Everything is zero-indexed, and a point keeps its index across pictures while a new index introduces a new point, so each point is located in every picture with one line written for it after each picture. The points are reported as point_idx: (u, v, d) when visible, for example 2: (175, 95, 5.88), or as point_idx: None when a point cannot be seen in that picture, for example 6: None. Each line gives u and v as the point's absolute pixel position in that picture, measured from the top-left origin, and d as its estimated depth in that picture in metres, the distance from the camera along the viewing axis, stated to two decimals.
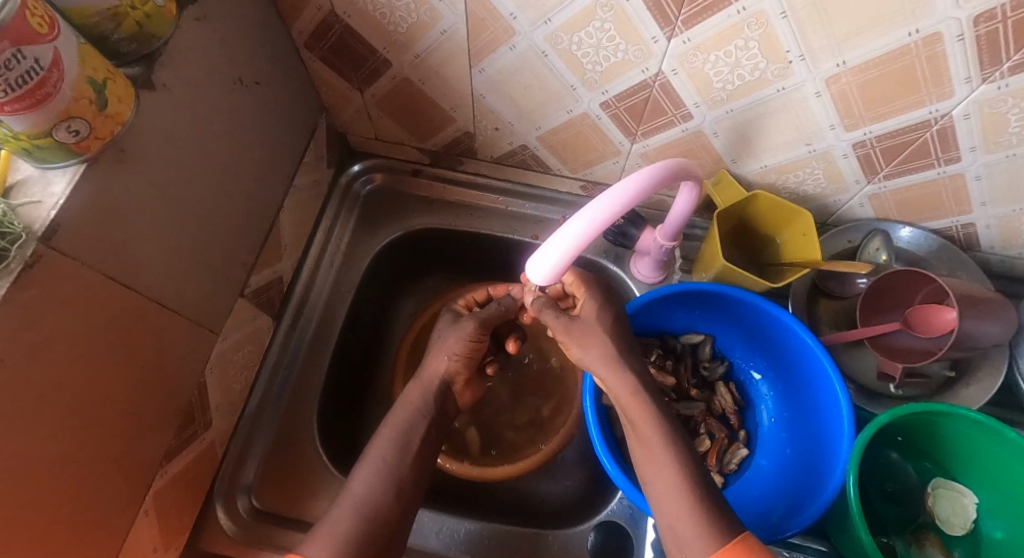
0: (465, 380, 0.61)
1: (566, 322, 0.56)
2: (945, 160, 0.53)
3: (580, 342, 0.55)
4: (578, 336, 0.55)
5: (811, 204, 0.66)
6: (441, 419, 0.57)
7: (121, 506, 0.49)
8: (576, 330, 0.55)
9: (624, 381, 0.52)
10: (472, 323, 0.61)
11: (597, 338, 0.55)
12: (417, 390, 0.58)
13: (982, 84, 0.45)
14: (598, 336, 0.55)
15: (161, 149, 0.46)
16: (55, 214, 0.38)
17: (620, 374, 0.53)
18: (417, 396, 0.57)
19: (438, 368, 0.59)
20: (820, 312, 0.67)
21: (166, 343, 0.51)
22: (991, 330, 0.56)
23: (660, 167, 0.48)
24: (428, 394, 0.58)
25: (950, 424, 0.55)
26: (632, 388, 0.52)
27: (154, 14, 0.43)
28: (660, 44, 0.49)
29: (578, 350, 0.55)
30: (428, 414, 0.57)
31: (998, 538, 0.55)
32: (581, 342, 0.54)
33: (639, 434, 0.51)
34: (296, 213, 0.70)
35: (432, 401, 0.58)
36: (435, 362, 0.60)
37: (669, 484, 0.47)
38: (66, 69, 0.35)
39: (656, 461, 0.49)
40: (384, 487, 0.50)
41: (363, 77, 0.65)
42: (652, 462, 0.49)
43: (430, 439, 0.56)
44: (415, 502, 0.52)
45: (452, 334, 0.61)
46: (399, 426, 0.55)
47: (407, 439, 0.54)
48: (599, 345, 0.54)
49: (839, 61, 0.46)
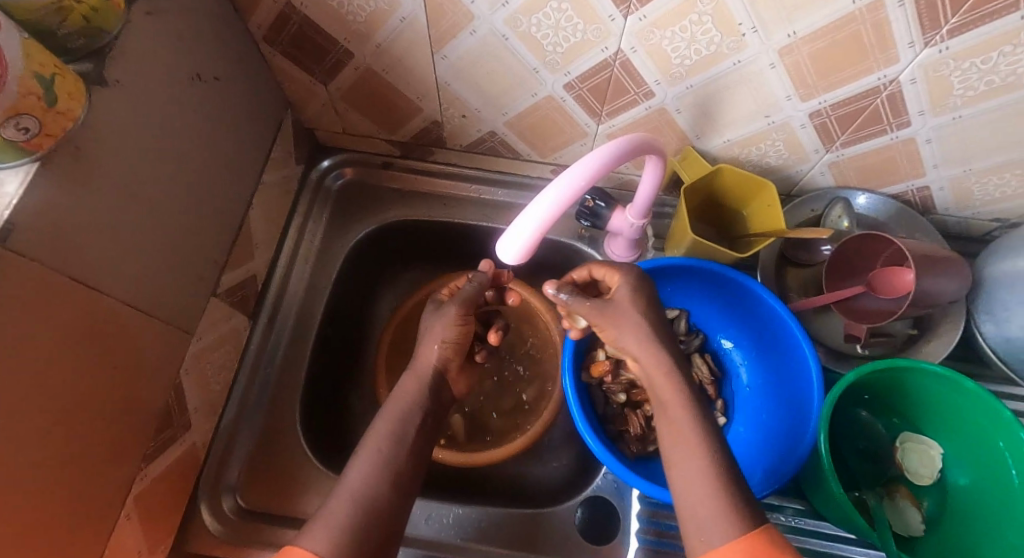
0: (456, 367, 0.63)
1: (599, 305, 0.55)
2: (897, 125, 0.55)
3: (618, 324, 0.53)
4: (613, 320, 0.54)
5: (775, 175, 0.67)
6: (433, 411, 0.58)
7: (100, 511, 0.49)
8: (610, 314, 0.54)
9: (661, 362, 0.51)
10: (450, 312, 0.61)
11: (630, 324, 0.53)
12: (411, 380, 0.59)
13: (925, 48, 0.46)
14: (632, 320, 0.53)
15: (120, 148, 0.46)
16: (10, 214, 0.37)
17: (655, 355, 0.52)
18: (412, 386, 0.58)
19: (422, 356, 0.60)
20: (788, 281, 0.69)
21: (138, 344, 0.50)
22: (948, 286, 0.58)
23: (622, 141, 0.48)
24: (427, 386, 0.59)
25: (914, 379, 0.57)
26: (666, 370, 0.51)
27: (101, 9, 0.42)
28: (617, 22, 0.50)
29: (614, 333, 0.54)
30: (420, 403, 0.57)
31: (963, 485, 0.58)
32: (616, 324, 0.53)
33: (667, 416, 0.49)
34: (267, 210, 0.70)
35: (428, 394, 0.58)
36: (426, 352, 0.61)
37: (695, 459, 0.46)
38: (9, 66, 0.34)
39: None
40: (379, 475, 0.50)
41: (325, 69, 0.64)
42: (668, 437, 0.48)
43: (425, 428, 0.57)
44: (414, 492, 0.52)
45: (437, 320, 0.62)
46: (390, 418, 0.55)
47: (403, 432, 0.54)
48: (635, 329, 0.53)
49: (789, 32, 0.47)
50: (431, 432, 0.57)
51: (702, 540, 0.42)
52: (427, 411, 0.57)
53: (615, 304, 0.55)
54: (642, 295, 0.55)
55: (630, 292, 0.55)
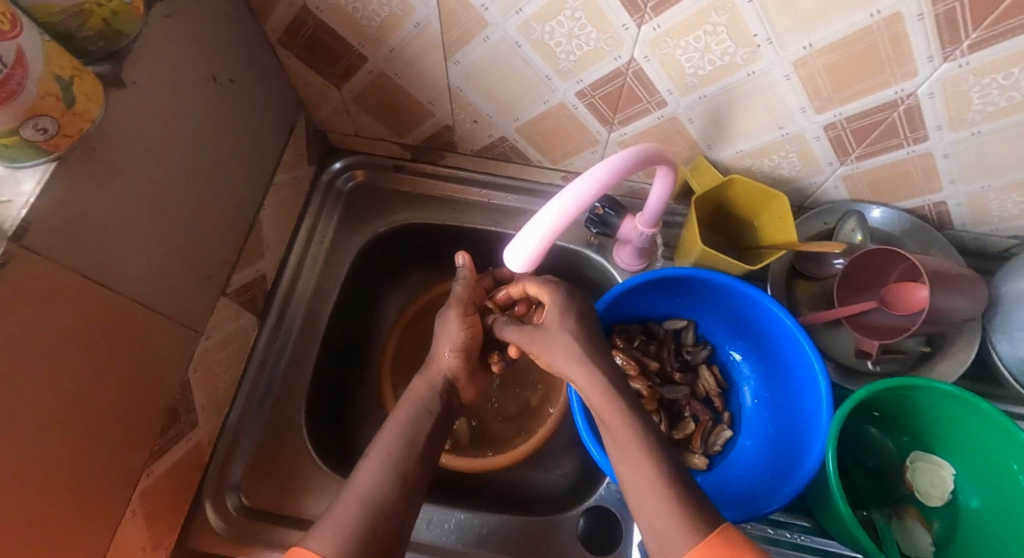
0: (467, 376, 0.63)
1: (530, 332, 0.58)
2: (913, 139, 0.54)
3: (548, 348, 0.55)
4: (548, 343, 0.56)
5: (787, 187, 0.67)
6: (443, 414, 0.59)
7: (106, 507, 0.49)
8: (541, 339, 0.56)
9: (594, 382, 0.52)
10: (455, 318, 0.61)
11: (558, 346, 0.55)
12: (423, 386, 0.60)
13: (944, 63, 0.46)
14: (563, 340, 0.55)
15: (135, 148, 0.46)
16: (26, 213, 0.38)
17: (589, 375, 0.53)
18: (423, 392, 0.59)
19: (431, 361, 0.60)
20: (798, 294, 0.68)
21: (146, 342, 0.51)
22: (962, 305, 0.57)
23: (632, 152, 0.48)
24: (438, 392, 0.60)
25: (925, 397, 0.56)
26: (602, 389, 0.52)
27: (121, 12, 0.43)
28: (630, 31, 0.50)
29: (546, 357, 0.56)
30: (433, 410, 0.58)
31: (976, 508, 0.57)
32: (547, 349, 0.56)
33: (608, 432, 0.51)
34: (278, 210, 0.71)
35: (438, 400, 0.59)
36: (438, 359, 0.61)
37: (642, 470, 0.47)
38: (30, 67, 0.35)
39: (645, 441, 0.49)
40: (389, 481, 0.50)
41: (339, 73, 0.65)
42: (615, 450, 0.50)
43: (438, 428, 0.57)
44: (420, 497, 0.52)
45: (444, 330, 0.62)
46: (400, 419, 0.56)
47: (415, 433, 0.55)
48: (564, 348, 0.55)
49: (805, 44, 0.47)
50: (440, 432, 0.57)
51: (661, 550, 0.44)
52: (438, 416, 0.58)
53: (544, 328, 0.57)
54: (572, 317, 0.57)
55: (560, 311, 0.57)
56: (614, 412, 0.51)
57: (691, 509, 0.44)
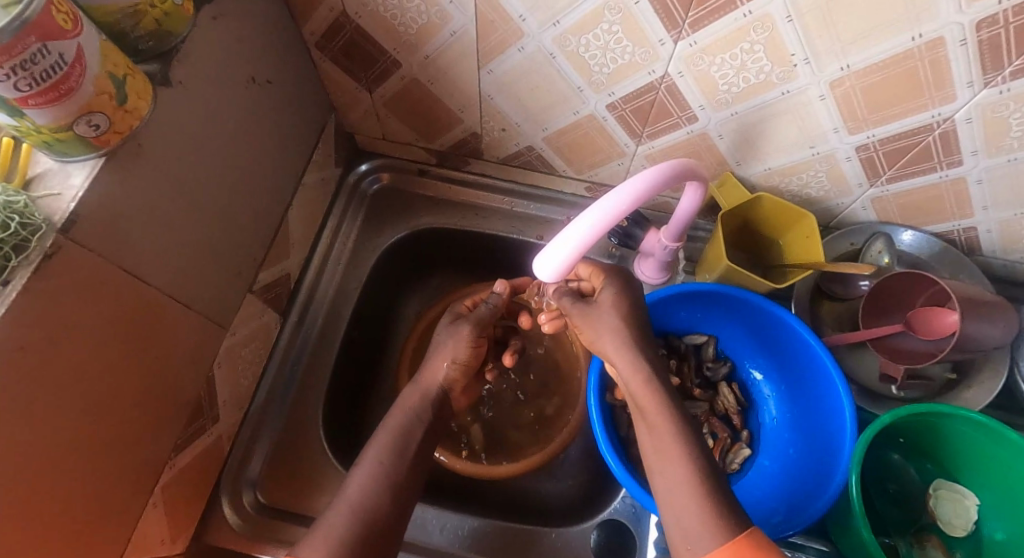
0: (461, 387, 0.63)
1: (582, 310, 0.58)
2: (947, 163, 0.54)
3: (595, 328, 0.56)
4: (594, 324, 0.56)
5: (814, 206, 0.66)
6: (433, 422, 0.59)
7: (130, 498, 0.50)
8: (591, 317, 0.56)
9: (636, 368, 0.53)
10: (467, 325, 0.62)
11: (608, 327, 0.55)
12: (415, 395, 0.60)
13: (984, 88, 0.45)
14: (611, 321, 0.55)
15: (177, 146, 0.47)
16: (74, 206, 0.39)
17: (631, 361, 0.53)
18: (415, 401, 0.59)
19: (433, 373, 0.61)
20: (822, 313, 0.67)
21: (177, 336, 0.51)
22: (992, 332, 0.56)
23: (665, 168, 0.48)
24: (425, 402, 0.59)
25: (951, 425, 0.55)
26: (643, 376, 0.52)
27: (172, 13, 0.44)
28: (666, 46, 0.50)
29: (593, 336, 0.56)
30: (424, 418, 0.58)
31: (999, 539, 0.56)
32: (596, 327, 0.56)
33: (647, 422, 0.51)
34: (304, 210, 0.71)
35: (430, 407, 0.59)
36: (438, 366, 0.61)
37: (677, 467, 0.47)
38: (87, 65, 0.36)
39: (664, 455, 0.49)
40: (381, 490, 0.51)
41: (372, 77, 0.66)
42: None
43: (427, 437, 0.57)
44: (411, 496, 0.54)
45: (450, 338, 0.62)
46: (390, 429, 0.56)
47: (404, 442, 0.55)
48: (614, 331, 0.54)
49: (843, 65, 0.47)
50: (429, 440, 0.57)
51: (689, 548, 0.44)
52: (427, 425, 0.58)
53: (597, 308, 0.57)
54: (626, 302, 0.56)
55: (615, 296, 0.57)
56: (658, 404, 0.51)
57: (724, 512, 0.44)
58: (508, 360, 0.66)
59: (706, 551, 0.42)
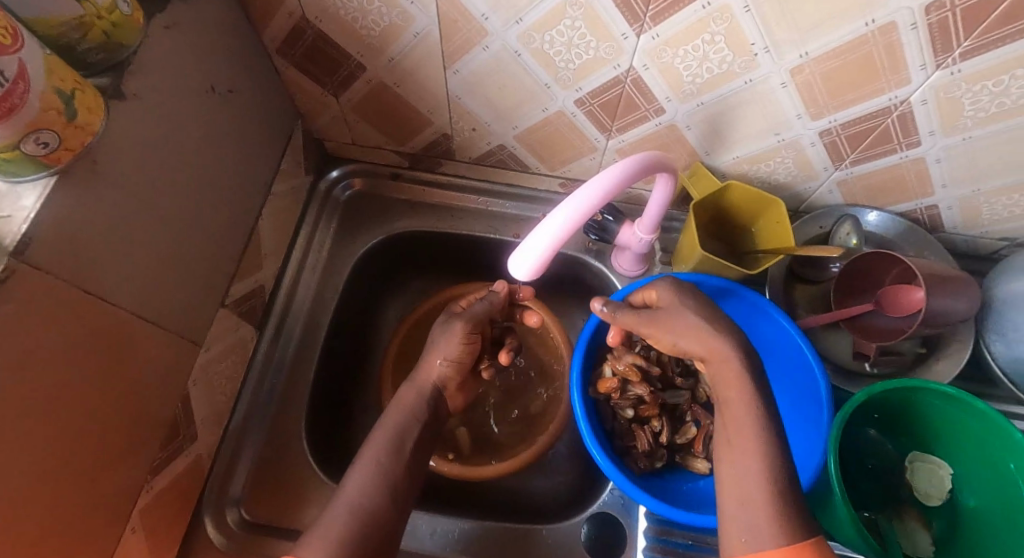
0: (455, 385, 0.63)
1: (648, 315, 0.52)
2: (907, 144, 0.55)
3: (669, 328, 0.51)
4: (666, 324, 0.51)
5: (783, 192, 0.67)
6: (428, 422, 0.58)
7: (107, 525, 0.49)
8: (662, 318, 0.51)
9: (727, 364, 0.48)
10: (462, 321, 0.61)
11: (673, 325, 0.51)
12: (412, 394, 0.59)
13: (936, 70, 0.47)
14: (686, 319, 0.50)
15: (135, 160, 0.46)
16: (27, 228, 0.37)
17: (717, 357, 0.48)
18: (412, 399, 0.59)
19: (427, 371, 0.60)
20: (796, 296, 0.69)
21: (147, 355, 0.50)
22: (957, 306, 0.58)
23: (635, 161, 0.48)
24: (422, 399, 0.59)
25: (922, 399, 0.57)
26: (737, 374, 0.48)
27: (121, 24, 0.43)
28: (630, 40, 0.50)
29: (668, 336, 0.51)
30: (421, 417, 0.58)
31: (973, 506, 0.57)
32: (670, 328, 0.51)
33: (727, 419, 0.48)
34: (275, 220, 0.70)
35: (425, 406, 0.59)
36: (427, 366, 0.60)
37: (751, 461, 0.44)
38: (31, 81, 0.35)
39: None
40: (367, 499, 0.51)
41: (337, 82, 0.65)
42: None
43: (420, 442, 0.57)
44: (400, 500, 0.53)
45: (443, 335, 0.61)
46: (387, 430, 0.55)
47: (400, 441, 0.55)
48: (688, 329, 0.50)
49: (801, 52, 0.48)
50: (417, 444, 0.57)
51: (744, 544, 0.42)
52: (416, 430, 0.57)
53: (661, 310, 0.52)
54: (689, 297, 0.52)
55: (677, 295, 0.52)
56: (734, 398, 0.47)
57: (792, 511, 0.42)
58: (503, 358, 0.66)
59: (773, 547, 0.41)
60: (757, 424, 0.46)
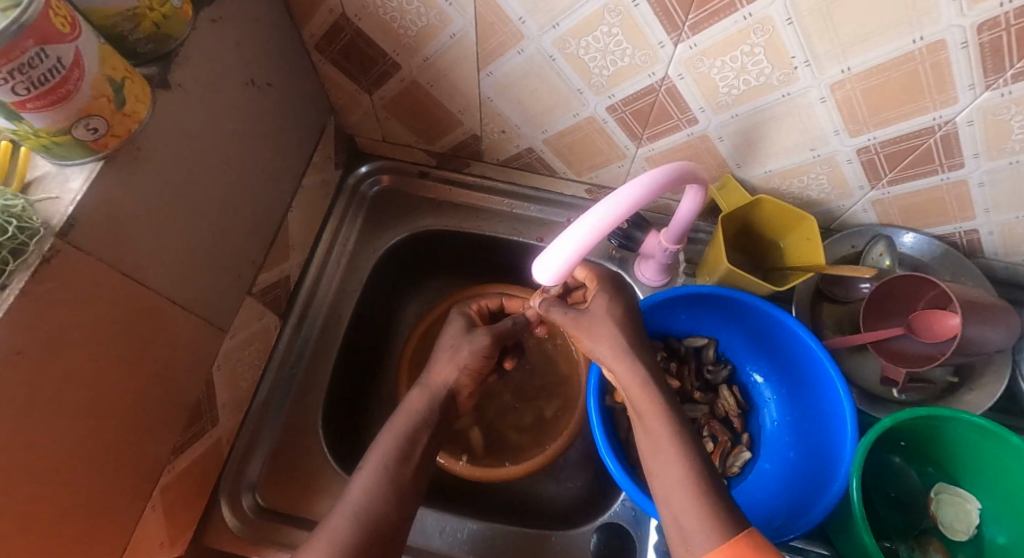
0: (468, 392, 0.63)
1: (574, 317, 0.56)
2: (949, 166, 0.54)
3: (590, 333, 0.55)
4: (586, 329, 0.55)
5: (815, 208, 0.66)
6: (438, 424, 0.58)
7: (129, 502, 0.50)
8: (585, 324, 0.55)
9: (634, 372, 0.52)
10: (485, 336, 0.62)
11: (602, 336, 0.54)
12: (416, 396, 0.59)
13: (986, 91, 0.45)
14: (606, 328, 0.54)
15: (175, 149, 0.47)
16: (72, 210, 0.39)
17: (627, 365, 0.53)
18: (421, 403, 0.58)
19: (442, 376, 0.60)
20: (823, 316, 0.67)
21: (176, 339, 0.51)
22: (993, 336, 0.56)
23: (664, 170, 0.48)
24: (432, 404, 0.59)
25: (953, 429, 0.55)
26: (640, 382, 0.52)
27: (171, 16, 0.44)
28: (666, 49, 0.50)
29: (589, 342, 0.55)
30: (430, 423, 0.58)
31: (1002, 544, 0.55)
32: (591, 333, 0.55)
33: (645, 427, 0.51)
34: (304, 212, 0.71)
35: (437, 412, 0.59)
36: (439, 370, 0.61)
37: (673, 468, 0.47)
38: (86, 69, 0.36)
39: (662, 459, 0.48)
40: (380, 494, 0.51)
41: (372, 79, 0.66)
42: None
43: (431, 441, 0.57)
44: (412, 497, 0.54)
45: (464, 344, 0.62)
46: (390, 432, 0.56)
47: (406, 450, 0.55)
48: (609, 338, 0.54)
49: (843, 67, 0.47)
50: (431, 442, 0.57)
51: (687, 548, 0.43)
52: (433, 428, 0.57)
53: (590, 314, 0.56)
54: (618, 309, 0.56)
55: (608, 302, 0.57)
56: (655, 410, 0.50)
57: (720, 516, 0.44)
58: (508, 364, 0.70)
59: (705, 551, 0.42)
60: (678, 435, 0.49)
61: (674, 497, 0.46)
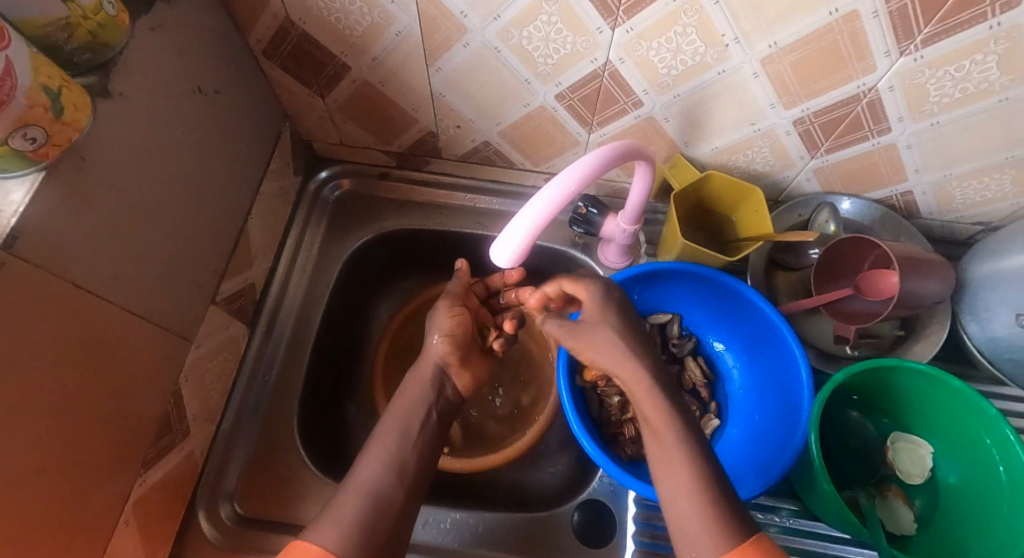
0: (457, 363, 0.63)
1: (570, 327, 0.55)
2: (878, 131, 0.57)
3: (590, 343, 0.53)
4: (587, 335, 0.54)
5: (763, 181, 0.69)
6: (436, 402, 0.59)
7: (100, 517, 0.49)
8: (582, 334, 0.54)
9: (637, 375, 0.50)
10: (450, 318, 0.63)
11: (605, 338, 0.53)
12: (410, 383, 0.60)
13: (901, 57, 0.48)
14: (604, 339, 0.53)
15: (122, 159, 0.47)
16: (15, 222, 0.39)
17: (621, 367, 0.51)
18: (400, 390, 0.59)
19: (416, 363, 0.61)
20: (778, 283, 0.70)
21: (137, 351, 0.51)
22: (933, 288, 0.60)
23: (609, 148, 0.50)
24: (425, 384, 0.60)
25: (902, 380, 0.58)
26: (646, 384, 0.50)
27: (107, 25, 0.44)
28: (605, 34, 0.52)
29: (589, 351, 0.53)
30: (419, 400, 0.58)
31: (952, 483, 0.59)
32: (591, 343, 0.53)
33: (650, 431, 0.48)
34: (264, 219, 0.71)
35: (429, 391, 0.59)
36: (425, 350, 0.63)
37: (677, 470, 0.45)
38: (19, 78, 0.36)
39: (667, 458, 0.46)
40: None
41: (323, 82, 0.66)
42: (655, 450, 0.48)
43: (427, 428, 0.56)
44: None
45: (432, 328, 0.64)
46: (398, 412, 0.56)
47: (406, 425, 0.55)
48: (609, 340, 0.53)
49: (770, 42, 0.49)
50: None
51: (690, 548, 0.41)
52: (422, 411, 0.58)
53: (586, 325, 0.54)
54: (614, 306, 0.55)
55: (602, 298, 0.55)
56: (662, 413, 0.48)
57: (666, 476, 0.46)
58: (509, 326, 0.67)
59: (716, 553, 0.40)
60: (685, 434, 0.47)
61: (673, 474, 0.45)
